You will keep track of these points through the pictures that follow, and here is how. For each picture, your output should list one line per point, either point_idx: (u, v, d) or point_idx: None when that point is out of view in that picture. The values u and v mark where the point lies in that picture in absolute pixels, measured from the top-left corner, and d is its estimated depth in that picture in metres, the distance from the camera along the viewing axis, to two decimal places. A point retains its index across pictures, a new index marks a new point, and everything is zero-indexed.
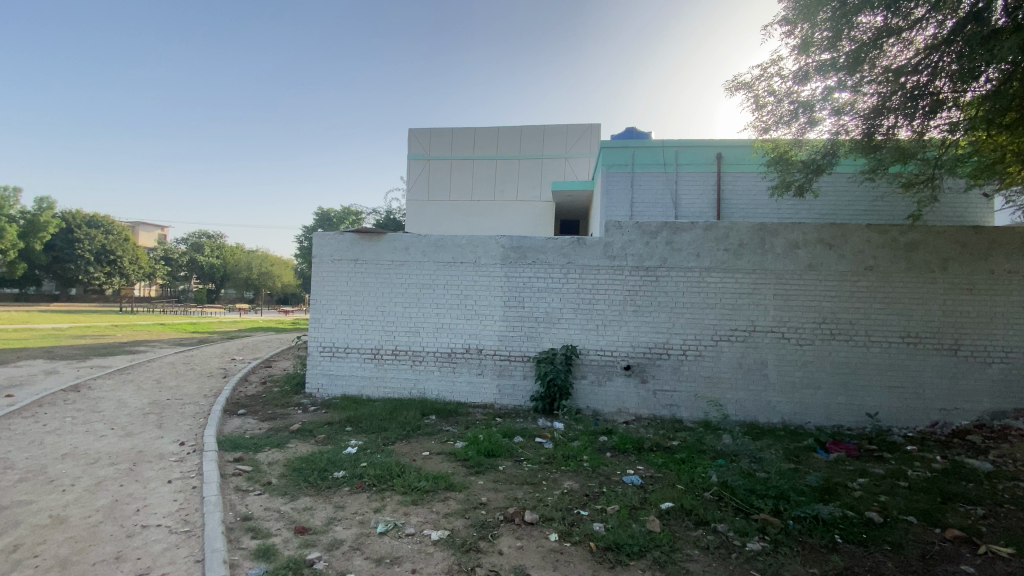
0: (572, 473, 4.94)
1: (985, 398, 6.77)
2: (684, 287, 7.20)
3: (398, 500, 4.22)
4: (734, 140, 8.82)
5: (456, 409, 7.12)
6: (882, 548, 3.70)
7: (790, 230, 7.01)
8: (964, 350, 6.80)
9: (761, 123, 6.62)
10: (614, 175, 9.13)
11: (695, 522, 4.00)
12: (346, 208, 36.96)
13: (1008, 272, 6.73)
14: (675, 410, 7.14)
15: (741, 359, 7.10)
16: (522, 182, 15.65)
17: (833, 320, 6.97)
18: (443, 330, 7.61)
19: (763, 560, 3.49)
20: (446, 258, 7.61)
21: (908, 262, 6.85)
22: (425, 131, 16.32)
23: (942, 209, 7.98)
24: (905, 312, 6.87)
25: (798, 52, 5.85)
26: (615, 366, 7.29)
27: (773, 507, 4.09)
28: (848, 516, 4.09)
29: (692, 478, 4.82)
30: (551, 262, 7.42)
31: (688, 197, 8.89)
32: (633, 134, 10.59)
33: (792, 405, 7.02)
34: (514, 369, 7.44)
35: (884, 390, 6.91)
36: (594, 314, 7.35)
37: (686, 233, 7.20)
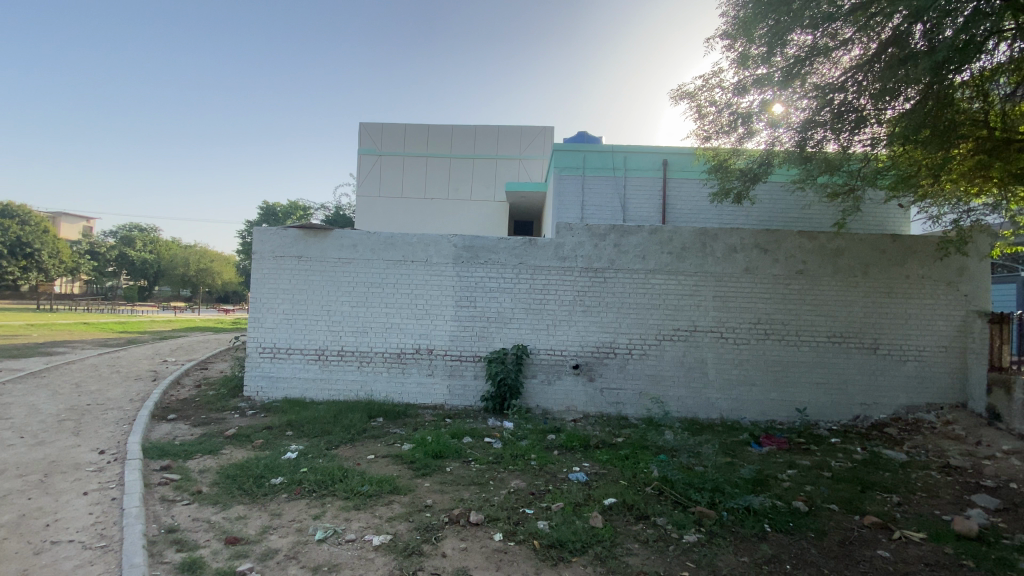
0: (519, 472, 4.96)
1: (900, 393, 7.35)
2: (631, 289, 7.40)
3: (339, 506, 4.09)
4: (678, 148, 9.16)
5: (404, 411, 7.00)
6: (807, 536, 3.94)
7: (728, 235, 7.36)
8: (883, 349, 7.35)
9: (703, 132, 6.91)
10: (565, 178, 9.27)
11: (636, 517, 4.11)
12: (294, 204, 35.48)
13: (921, 277, 7.33)
14: (620, 408, 7.32)
15: (683, 358, 7.38)
16: (476, 182, 15.61)
17: (767, 321, 7.37)
18: (392, 330, 7.46)
19: (698, 550, 3.63)
20: (395, 256, 7.46)
21: (835, 267, 7.34)
22: (376, 126, 15.98)
23: (864, 218, 8.61)
24: (831, 314, 7.35)
25: (738, 65, 6.17)
26: (565, 365, 7.39)
27: (709, 500, 4.29)
28: (778, 507, 4.33)
29: (635, 473, 4.96)
30: (503, 262, 7.43)
31: (636, 202, 9.15)
32: (585, 138, 10.78)
33: (729, 402, 7.37)
34: (464, 370, 7.40)
35: (813, 387, 7.36)
36: (545, 314, 7.41)
37: (632, 235, 7.41)
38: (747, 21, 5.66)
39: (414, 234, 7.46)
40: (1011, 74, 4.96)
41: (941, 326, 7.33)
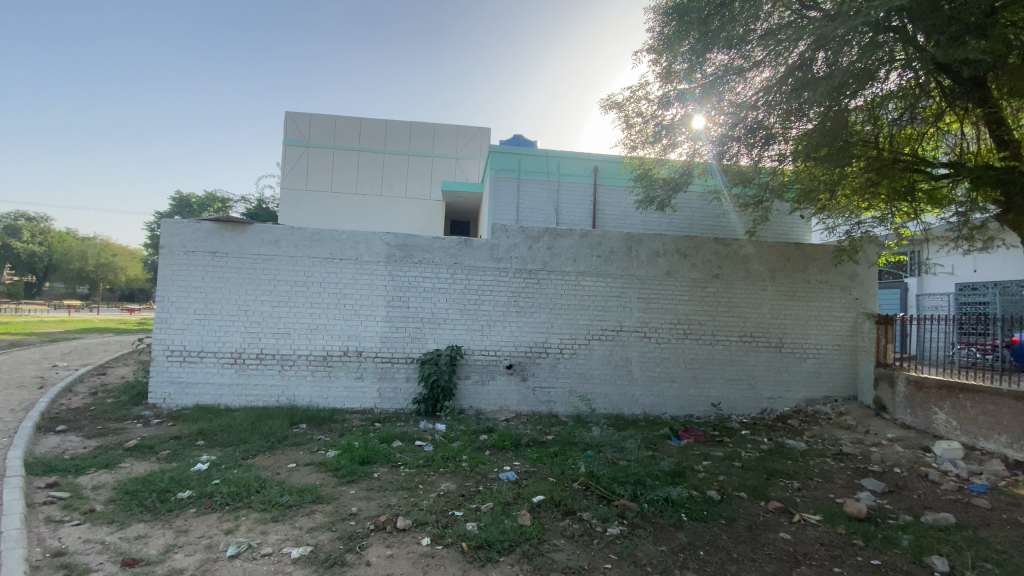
0: (450, 474, 4.94)
1: (802, 387, 8.07)
2: (563, 290, 7.58)
3: (255, 519, 3.87)
4: (608, 155, 9.51)
5: (330, 416, 6.73)
6: (718, 523, 4.22)
7: (652, 240, 7.74)
8: (787, 347, 8.04)
9: (630, 141, 7.20)
10: (501, 180, 9.33)
11: (563, 513, 4.22)
12: (212, 195, 32.94)
13: (820, 281, 8.09)
14: (551, 406, 7.48)
15: (610, 356, 7.66)
16: (410, 179, 15.31)
17: (687, 321, 7.82)
18: (318, 331, 7.15)
19: (621, 542, 3.79)
20: (323, 254, 7.16)
21: (747, 272, 7.93)
22: (305, 116, 15.27)
23: (773, 227, 9.38)
24: (743, 315, 7.93)
25: (663, 79, 6.51)
26: (497, 365, 7.43)
27: (631, 492, 4.50)
28: (694, 496, 4.62)
29: (563, 470, 5.08)
30: (436, 262, 7.35)
31: (568, 206, 9.38)
32: (520, 141, 10.91)
33: (652, 398, 7.74)
34: (396, 372, 7.23)
35: (727, 383, 7.91)
36: (479, 315, 7.41)
37: (564, 238, 7.60)
38: (671, 38, 5.99)
39: (343, 231, 7.20)
40: (901, 99, 5.36)
41: (836, 326, 8.13)
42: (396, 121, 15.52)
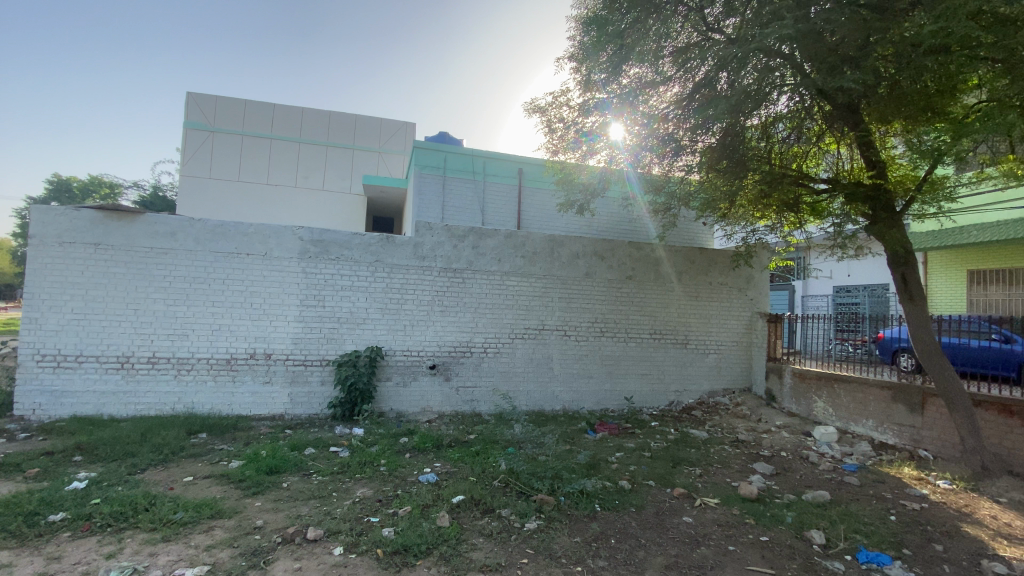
0: (366, 480, 4.78)
1: (705, 380, 8.73)
2: (487, 289, 7.62)
3: (142, 540, 3.51)
4: (531, 158, 9.70)
5: (234, 424, 6.27)
6: (629, 511, 4.46)
7: (573, 242, 8.03)
8: (692, 344, 8.66)
9: (552, 146, 7.39)
10: (426, 176, 9.19)
11: (482, 511, 4.24)
12: (98, 179, 29.25)
13: (721, 283, 8.80)
14: (474, 405, 7.49)
15: (532, 354, 7.81)
16: (330, 172, 14.63)
17: (604, 320, 8.19)
18: (222, 332, 6.63)
19: (537, 536, 3.88)
20: (228, 248, 6.65)
21: (657, 274, 8.46)
22: (211, 99, 14.17)
23: (681, 233, 10.06)
24: (653, 314, 8.44)
25: (583, 87, 6.73)
26: (420, 366, 7.31)
27: (548, 487, 4.64)
28: (607, 487, 4.84)
29: (483, 468, 5.11)
30: (356, 259, 7.09)
31: (493, 206, 9.44)
32: (446, 139, 10.81)
33: (571, 394, 8.01)
34: (309, 375, 6.88)
35: (639, 378, 8.37)
36: (401, 314, 7.24)
37: (489, 238, 7.65)
38: (591, 47, 6.22)
39: (251, 224, 6.73)
40: (788, 119, 5.98)
41: (734, 324, 8.90)
42: (315, 111, 14.77)
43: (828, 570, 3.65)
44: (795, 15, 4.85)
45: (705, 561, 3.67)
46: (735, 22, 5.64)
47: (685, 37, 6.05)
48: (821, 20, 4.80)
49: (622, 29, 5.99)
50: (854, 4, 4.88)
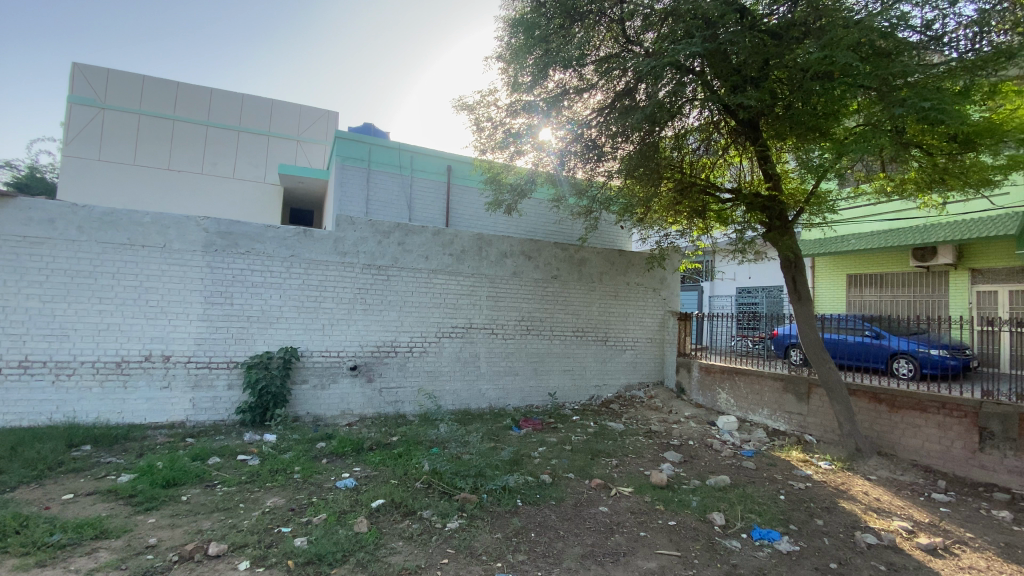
0: (278, 488, 4.53)
1: (623, 375, 9.17)
2: (413, 287, 7.49)
3: (8, 568, 3.09)
4: (459, 156, 9.69)
5: (125, 434, 5.67)
6: (549, 504, 4.59)
7: (501, 241, 8.14)
8: (611, 340, 9.06)
9: (481, 145, 7.39)
10: (349, 168, 8.82)
11: (403, 514, 4.17)
12: None
13: (638, 283, 9.31)
14: (398, 406, 7.31)
15: (459, 353, 7.78)
16: (242, 160, 13.64)
17: (530, 318, 8.35)
18: (111, 332, 5.96)
19: (458, 535, 3.88)
20: (120, 240, 6.01)
21: (581, 273, 8.78)
22: (103, 73, 12.86)
23: (602, 235, 10.50)
24: (576, 312, 8.74)
25: (510, 89, 6.79)
26: (341, 367, 7.00)
27: (471, 485, 4.66)
28: (529, 482, 4.95)
29: (405, 470, 5.02)
30: (270, 254, 6.68)
31: (420, 202, 9.29)
32: (371, 130, 10.48)
33: (497, 391, 8.07)
34: (215, 379, 6.39)
35: (563, 374, 8.62)
36: (320, 313, 6.92)
37: (416, 235, 7.52)
38: (518, 48, 6.32)
39: (148, 213, 6.13)
40: (698, 132, 6.48)
41: (649, 322, 9.44)
42: (226, 93, 13.75)
43: (727, 548, 3.97)
44: (704, 35, 5.23)
45: (619, 548, 3.87)
46: (652, 36, 5.97)
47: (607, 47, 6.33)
48: (727, 42, 5.22)
49: (548, 35, 6.17)
50: (756, 29, 5.34)
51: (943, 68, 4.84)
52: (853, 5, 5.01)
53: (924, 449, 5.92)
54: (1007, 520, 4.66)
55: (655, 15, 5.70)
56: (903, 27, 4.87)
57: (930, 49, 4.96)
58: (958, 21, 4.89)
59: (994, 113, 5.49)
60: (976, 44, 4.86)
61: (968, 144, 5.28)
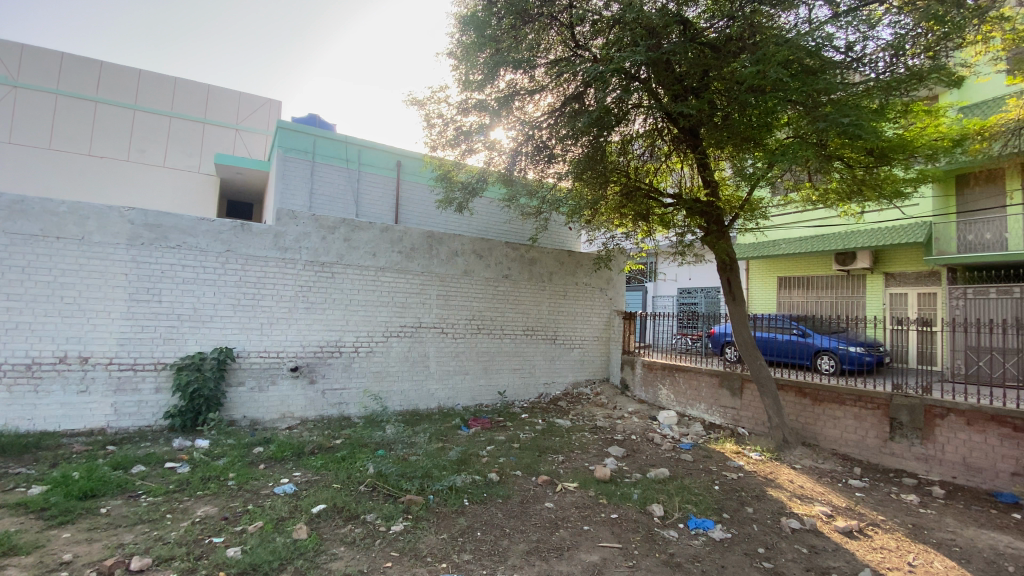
0: (210, 497, 4.30)
1: (570, 373, 9.37)
2: (359, 285, 7.30)
3: None
4: (409, 152, 9.57)
5: (35, 443, 5.18)
6: (496, 502, 4.62)
7: (451, 240, 8.11)
8: (559, 339, 9.23)
9: (432, 142, 7.32)
10: (291, 160, 8.46)
11: (346, 518, 4.07)
12: None
13: (585, 282, 9.55)
14: (342, 408, 7.10)
15: (407, 352, 7.67)
16: (174, 148, 12.78)
17: (481, 317, 8.36)
18: (18, 331, 5.44)
19: (403, 538, 3.83)
20: (30, 230, 5.49)
21: (530, 273, 8.90)
22: (16, 48, 11.83)
23: (552, 236, 10.66)
24: (526, 311, 8.84)
25: (461, 86, 6.76)
26: (281, 368, 6.72)
27: (418, 486, 4.62)
28: (476, 482, 4.95)
29: (349, 474, 4.89)
30: (203, 248, 6.31)
31: (368, 197, 9.07)
32: (316, 121, 10.11)
33: (446, 391, 8.01)
34: (140, 382, 5.96)
35: (512, 372, 8.68)
36: (258, 311, 6.61)
37: (363, 231, 7.35)
38: (469, 46, 6.29)
39: (63, 201, 5.63)
40: (643, 139, 6.76)
41: (596, 321, 9.70)
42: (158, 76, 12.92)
43: (665, 538, 4.14)
44: (648, 44, 5.41)
45: (563, 543, 3.95)
46: (601, 42, 6.11)
47: (557, 50, 6.40)
48: (669, 52, 5.42)
49: (498, 35, 6.18)
50: (696, 42, 5.59)
51: (862, 87, 5.24)
52: (785, 24, 5.32)
53: (843, 438, 6.42)
54: (912, 502, 5.13)
55: (603, 21, 5.83)
56: (828, 47, 5.15)
57: (852, 69, 5.35)
58: (876, 44, 5.29)
59: (906, 131, 6.01)
60: (891, 66, 5.27)
61: (883, 158, 5.75)
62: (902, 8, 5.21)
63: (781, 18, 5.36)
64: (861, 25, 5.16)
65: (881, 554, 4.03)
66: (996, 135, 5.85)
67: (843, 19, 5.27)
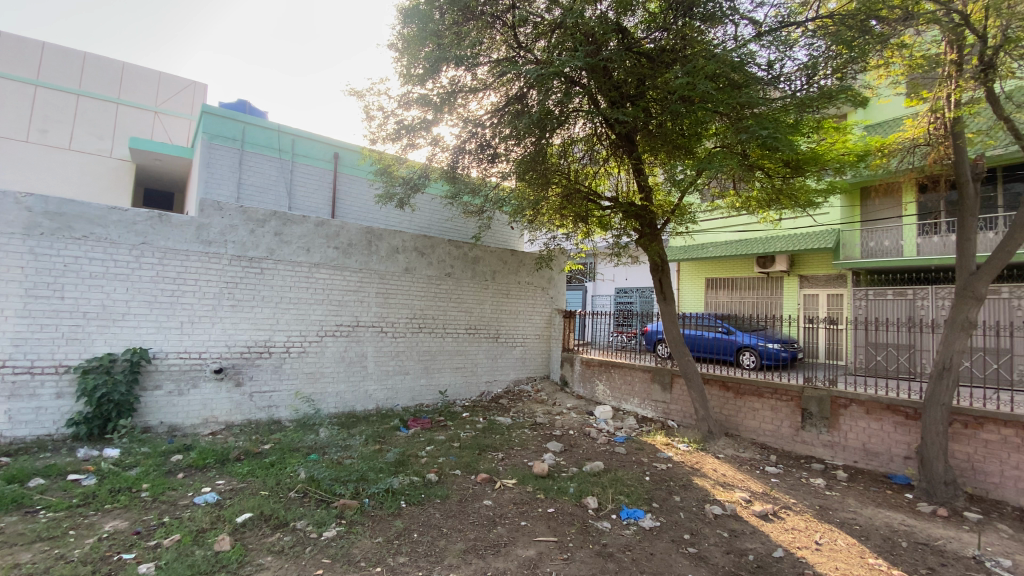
0: (120, 510, 3.97)
1: (512, 371, 9.47)
2: (291, 282, 6.99)
3: None
4: (347, 145, 9.27)
5: None
6: (433, 503, 4.58)
7: (392, 236, 7.94)
8: (502, 337, 9.30)
9: (372, 135, 7.13)
10: (217, 148, 7.93)
11: (273, 527, 3.89)
12: None
13: (527, 281, 9.67)
14: (272, 411, 6.78)
15: (343, 352, 7.43)
16: (82, 129, 11.59)
17: (421, 315, 8.25)
18: None
19: (335, 544, 3.72)
20: None
21: (473, 271, 8.90)
22: None
23: (494, 234, 10.69)
24: (468, 309, 8.83)
25: (402, 80, 6.62)
26: (203, 370, 6.30)
27: (352, 490, 4.51)
28: (414, 483, 4.89)
29: (278, 480, 4.68)
30: (114, 240, 5.80)
31: (303, 190, 8.70)
32: (246, 107, 9.55)
33: (384, 391, 7.84)
34: (38, 387, 5.39)
35: (453, 371, 8.64)
36: (178, 310, 6.17)
37: (296, 225, 7.04)
38: (411, 39, 6.20)
39: None
40: (584, 142, 7.02)
41: (537, 319, 9.85)
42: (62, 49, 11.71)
43: (599, 530, 4.29)
44: (587, 50, 5.56)
45: (500, 540, 3.99)
46: (543, 45, 6.21)
47: (498, 50, 6.42)
48: (607, 59, 5.60)
49: (440, 30, 6.12)
50: (633, 51, 5.80)
51: (780, 103, 5.65)
52: (713, 40, 5.63)
53: (761, 428, 6.92)
54: (819, 486, 5.61)
55: (545, 23, 5.93)
56: (752, 63, 5.55)
57: (771, 86, 5.74)
58: (793, 64, 5.70)
59: (818, 146, 6.54)
60: (805, 86, 5.71)
61: (798, 170, 6.24)
62: (816, 33, 5.65)
63: (712, 34, 5.68)
64: (780, 45, 5.56)
65: (792, 535, 4.38)
66: (894, 152, 6.32)
67: (766, 38, 5.66)
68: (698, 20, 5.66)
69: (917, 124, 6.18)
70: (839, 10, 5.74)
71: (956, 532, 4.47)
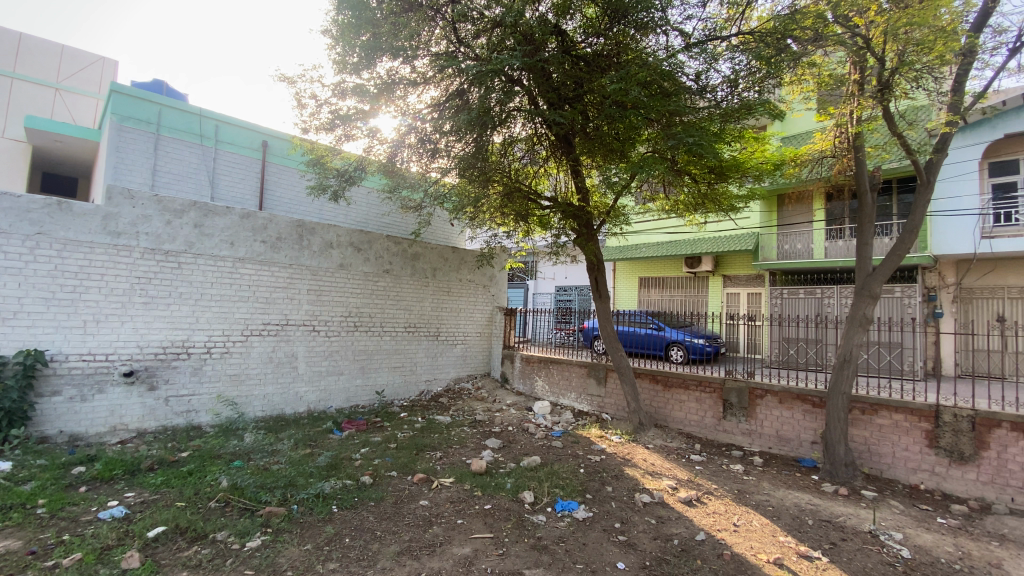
0: (10, 530, 3.57)
1: (452, 369, 9.43)
2: (213, 278, 6.56)
3: None
4: (277, 133, 8.82)
5: None
6: (367, 505, 4.49)
7: (325, 231, 7.65)
8: (442, 335, 9.23)
9: (303, 123, 6.82)
10: (128, 131, 7.28)
11: (190, 540, 3.66)
12: None
13: (467, 279, 9.66)
14: (191, 416, 6.35)
15: (272, 353, 7.08)
16: None
17: (357, 313, 8.01)
18: None
19: (260, 553, 3.56)
20: None
21: (413, 268, 8.76)
22: None
23: (433, 231, 10.58)
24: (407, 307, 8.68)
25: (337, 68, 6.38)
26: (110, 374, 5.78)
27: (280, 497, 4.32)
28: (347, 486, 4.76)
29: (197, 490, 4.39)
30: (3, 229, 5.19)
31: (228, 180, 8.18)
32: (162, 88, 8.84)
33: (317, 393, 7.55)
34: None
35: (391, 370, 8.46)
36: (81, 307, 5.61)
37: (218, 217, 6.62)
38: (345, 25, 5.98)
39: None
40: (524, 142, 7.09)
41: (478, 316, 9.85)
42: None
43: (534, 523, 4.38)
44: (526, 49, 5.63)
45: (436, 539, 3.98)
46: (483, 42, 6.15)
47: (438, 43, 6.28)
48: (545, 60, 5.70)
49: (376, 18, 5.97)
50: (571, 53, 5.93)
51: (706, 113, 6.00)
52: (647, 47, 5.86)
53: (687, 419, 7.33)
54: (738, 471, 6.03)
55: (484, 20, 5.89)
56: (680, 72, 5.85)
57: (698, 95, 6.08)
58: (718, 76, 6.06)
59: (740, 154, 6.99)
60: (728, 96, 6.09)
61: (722, 176, 6.66)
62: (738, 47, 6.00)
63: (647, 43, 5.91)
64: (706, 57, 5.90)
65: (712, 518, 4.68)
66: (806, 162, 6.88)
67: (694, 50, 5.99)
68: (632, 28, 5.86)
69: (825, 138, 6.72)
70: (759, 27, 6.14)
71: (854, 509, 4.96)
